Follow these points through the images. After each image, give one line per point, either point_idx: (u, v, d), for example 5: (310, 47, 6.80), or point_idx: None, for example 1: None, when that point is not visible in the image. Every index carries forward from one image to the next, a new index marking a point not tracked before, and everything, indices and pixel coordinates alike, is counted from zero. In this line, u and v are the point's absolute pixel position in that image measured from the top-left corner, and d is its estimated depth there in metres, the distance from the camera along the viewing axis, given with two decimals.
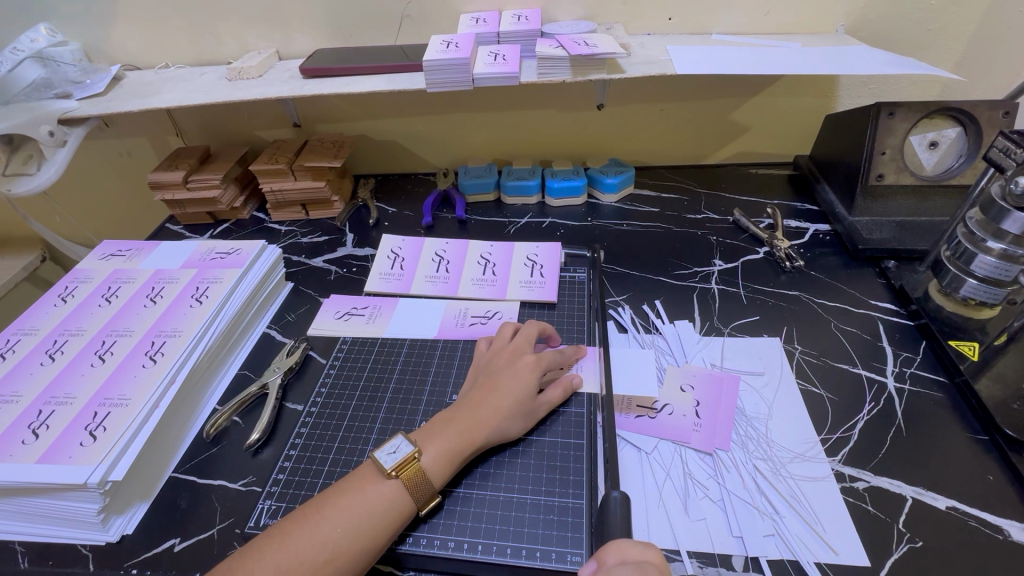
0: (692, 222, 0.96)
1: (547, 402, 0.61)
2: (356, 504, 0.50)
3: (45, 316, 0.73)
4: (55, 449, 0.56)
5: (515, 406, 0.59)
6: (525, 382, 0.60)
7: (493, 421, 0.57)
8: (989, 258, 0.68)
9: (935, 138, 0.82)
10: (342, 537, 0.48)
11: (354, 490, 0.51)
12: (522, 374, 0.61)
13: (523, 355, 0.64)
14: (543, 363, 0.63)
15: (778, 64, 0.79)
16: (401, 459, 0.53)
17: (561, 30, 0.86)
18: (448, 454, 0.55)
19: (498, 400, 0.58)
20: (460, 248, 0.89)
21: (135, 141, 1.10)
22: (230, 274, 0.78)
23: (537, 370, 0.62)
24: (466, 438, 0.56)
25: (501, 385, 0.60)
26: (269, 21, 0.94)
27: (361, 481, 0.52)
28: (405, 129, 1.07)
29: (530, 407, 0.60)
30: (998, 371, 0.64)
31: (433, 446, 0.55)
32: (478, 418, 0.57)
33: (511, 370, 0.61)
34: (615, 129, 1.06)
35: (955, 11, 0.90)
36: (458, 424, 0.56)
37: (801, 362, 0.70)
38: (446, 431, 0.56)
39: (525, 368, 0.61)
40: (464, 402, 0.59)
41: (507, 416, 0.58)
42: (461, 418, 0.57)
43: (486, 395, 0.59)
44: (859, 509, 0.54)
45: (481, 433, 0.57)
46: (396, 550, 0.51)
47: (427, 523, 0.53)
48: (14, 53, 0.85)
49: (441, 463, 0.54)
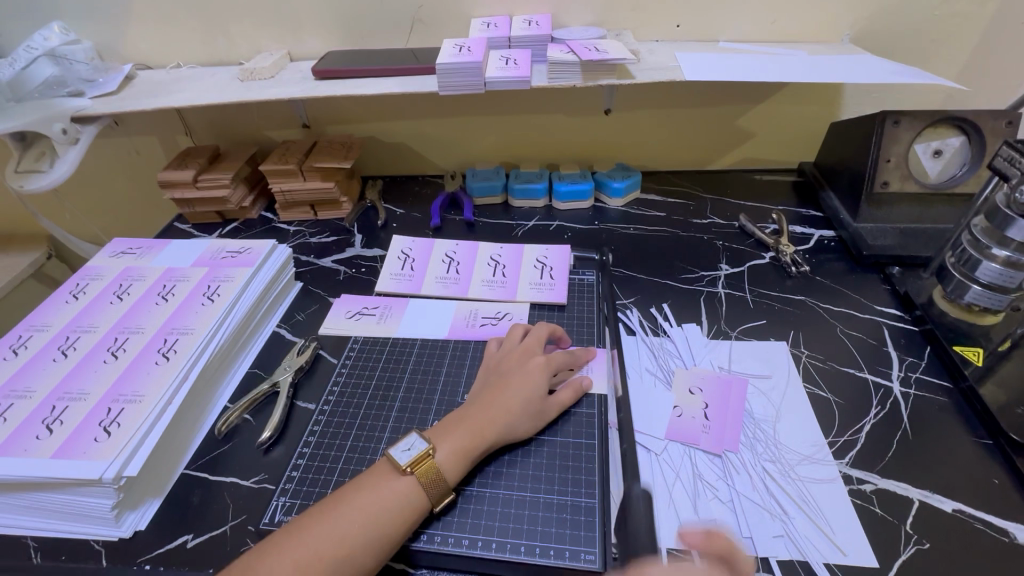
0: (698, 226, 0.97)
1: (558, 403, 0.62)
2: (374, 499, 0.51)
3: (57, 313, 0.73)
4: (69, 445, 0.56)
5: (526, 405, 0.59)
6: (535, 383, 0.61)
7: (506, 420, 0.58)
8: (994, 264, 0.68)
9: (939, 146, 0.83)
10: (358, 533, 0.48)
11: (370, 487, 0.52)
12: (532, 375, 0.62)
13: (533, 356, 0.65)
14: (552, 364, 0.64)
15: (786, 71, 0.80)
16: (416, 456, 0.53)
17: (571, 35, 0.87)
18: (461, 451, 0.55)
19: (510, 400, 0.59)
20: (469, 250, 0.90)
21: (144, 140, 1.11)
22: (241, 273, 0.78)
23: (547, 371, 0.63)
24: (478, 435, 0.56)
25: (512, 385, 0.61)
26: (281, 23, 0.94)
27: (376, 478, 0.53)
28: (414, 131, 1.08)
29: (541, 408, 0.60)
30: (1002, 377, 0.65)
31: (446, 444, 0.55)
32: (490, 417, 0.58)
33: (522, 371, 0.62)
34: (622, 134, 1.07)
35: (958, 23, 0.91)
36: (470, 422, 0.57)
37: (808, 365, 0.71)
38: (458, 429, 0.57)
39: (535, 369, 0.62)
40: (475, 401, 0.60)
41: (520, 414, 0.59)
42: (474, 415, 0.58)
43: (499, 394, 0.60)
44: (867, 511, 0.55)
45: (494, 430, 0.57)
46: (409, 547, 0.52)
47: (440, 520, 0.54)
48: (28, 51, 0.86)
49: (455, 459, 0.54)
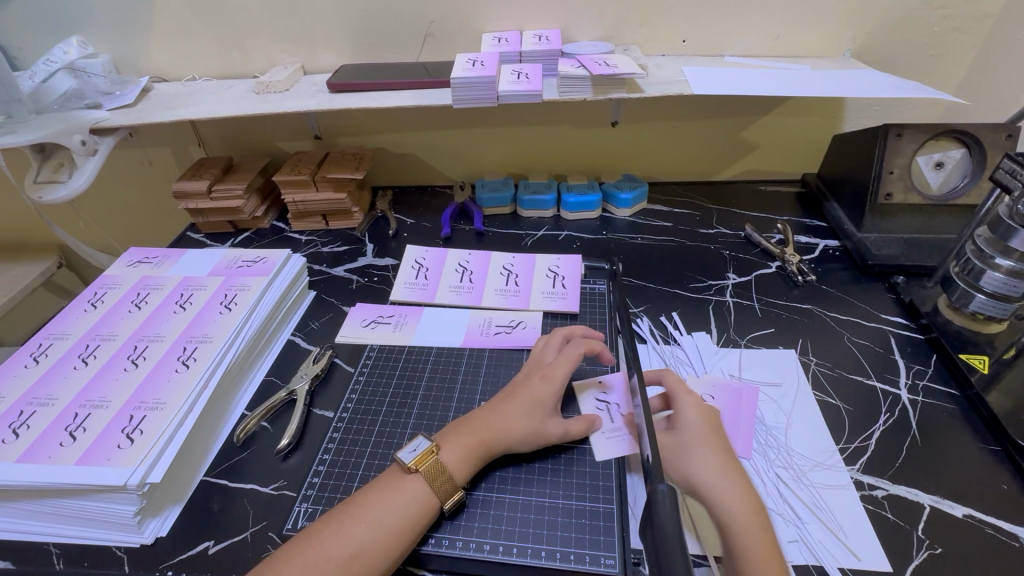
0: (704, 236, 0.99)
1: (566, 426, 0.60)
2: (382, 500, 0.52)
3: (75, 321, 0.74)
4: (93, 452, 0.57)
5: (529, 420, 0.59)
6: (541, 397, 0.61)
7: (507, 430, 0.58)
8: (998, 274, 0.70)
9: (941, 159, 0.85)
10: (366, 534, 0.49)
11: (380, 489, 0.53)
12: (538, 388, 0.62)
13: (542, 368, 0.64)
14: (561, 378, 0.63)
15: (791, 86, 0.82)
16: (421, 454, 0.55)
17: (581, 50, 0.90)
18: (466, 453, 0.56)
19: (512, 411, 0.59)
20: (482, 259, 0.91)
21: (157, 151, 1.12)
22: (258, 282, 0.79)
23: (554, 385, 0.62)
24: (483, 440, 0.57)
25: (516, 396, 0.61)
26: (296, 36, 0.96)
27: (386, 481, 0.54)
28: (424, 143, 1.09)
29: (544, 425, 0.59)
30: (1008, 384, 0.66)
31: (451, 447, 0.56)
32: (494, 425, 0.58)
33: (528, 385, 0.62)
34: (629, 145, 1.09)
35: (957, 38, 0.94)
36: (474, 427, 0.58)
37: (817, 373, 0.72)
38: (462, 431, 0.58)
39: (540, 381, 0.62)
40: (481, 409, 0.61)
41: (521, 430, 0.58)
42: (479, 421, 0.59)
43: (503, 405, 0.60)
44: (879, 516, 0.56)
45: (496, 439, 0.58)
46: (419, 551, 0.53)
47: (449, 523, 0.55)
48: (48, 64, 0.88)
49: (460, 460, 0.55)
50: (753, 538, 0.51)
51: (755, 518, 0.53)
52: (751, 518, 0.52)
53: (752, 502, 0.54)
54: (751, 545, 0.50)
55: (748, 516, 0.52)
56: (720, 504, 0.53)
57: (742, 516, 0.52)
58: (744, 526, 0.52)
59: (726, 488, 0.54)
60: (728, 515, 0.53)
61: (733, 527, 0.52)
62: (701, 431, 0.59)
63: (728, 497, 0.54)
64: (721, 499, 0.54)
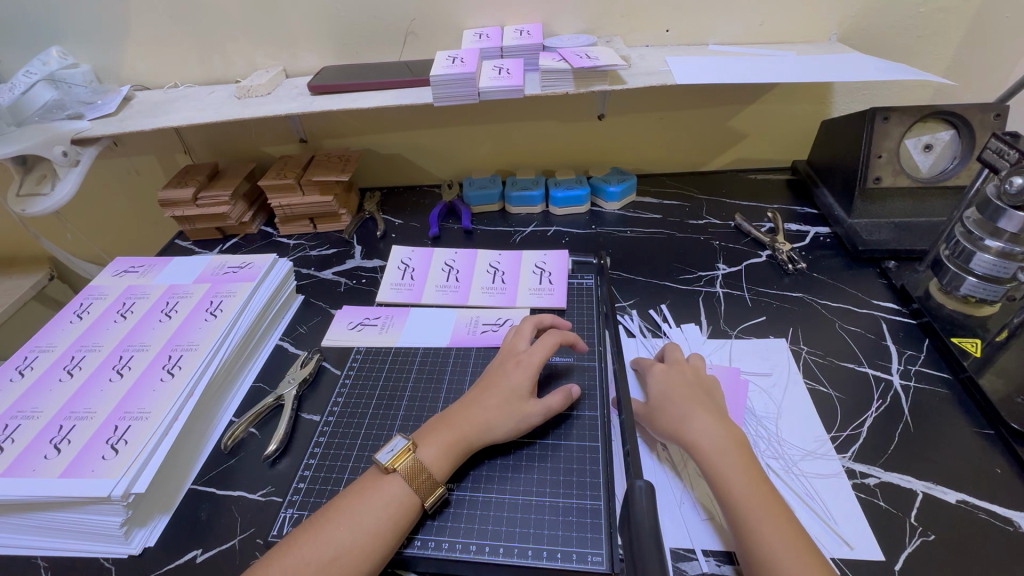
0: (695, 227, 0.98)
1: (545, 406, 0.60)
2: (362, 501, 0.52)
3: (61, 333, 0.74)
4: (77, 463, 0.56)
5: (505, 407, 0.59)
6: (516, 381, 0.61)
7: (483, 418, 0.58)
8: (988, 255, 0.69)
9: (930, 141, 0.84)
10: (346, 537, 0.49)
11: (362, 491, 0.53)
12: (514, 374, 0.61)
13: (517, 355, 0.64)
14: (536, 363, 0.62)
15: (774, 72, 0.81)
16: (398, 453, 0.55)
17: (563, 43, 0.89)
18: (445, 451, 0.56)
19: (490, 401, 0.59)
20: (468, 257, 0.90)
21: (142, 159, 1.12)
22: (244, 288, 0.79)
23: (529, 370, 0.62)
24: (460, 435, 0.57)
25: (493, 386, 0.61)
26: (275, 39, 0.96)
27: (366, 484, 0.54)
28: (410, 143, 1.09)
29: (522, 408, 0.59)
30: (1001, 366, 0.65)
31: (431, 445, 0.56)
32: (473, 419, 0.58)
33: (503, 372, 0.62)
34: (616, 138, 1.08)
35: (945, 18, 0.92)
36: (453, 422, 0.58)
37: (809, 361, 0.71)
38: (440, 427, 0.58)
39: (514, 368, 0.62)
40: (459, 403, 0.61)
41: (500, 418, 0.58)
42: (457, 418, 0.58)
43: (480, 397, 0.60)
44: (871, 504, 0.55)
45: (475, 435, 0.57)
46: (404, 553, 0.52)
47: (433, 523, 0.54)
48: (27, 77, 0.88)
49: (440, 458, 0.55)
50: (728, 460, 0.52)
51: (729, 442, 0.54)
52: (724, 442, 0.54)
53: (725, 430, 0.55)
54: (726, 466, 0.52)
55: (720, 441, 0.54)
56: (694, 438, 0.55)
57: (712, 441, 0.54)
58: (715, 451, 0.53)
59: (694, 423, 0.56)
60: (700, 447, 0.54)
61: (706, 456, 0.53)
62: (664, 393, 0.61)
63: (697, 430, 0.55)
64: (690, 435, 0.55)
